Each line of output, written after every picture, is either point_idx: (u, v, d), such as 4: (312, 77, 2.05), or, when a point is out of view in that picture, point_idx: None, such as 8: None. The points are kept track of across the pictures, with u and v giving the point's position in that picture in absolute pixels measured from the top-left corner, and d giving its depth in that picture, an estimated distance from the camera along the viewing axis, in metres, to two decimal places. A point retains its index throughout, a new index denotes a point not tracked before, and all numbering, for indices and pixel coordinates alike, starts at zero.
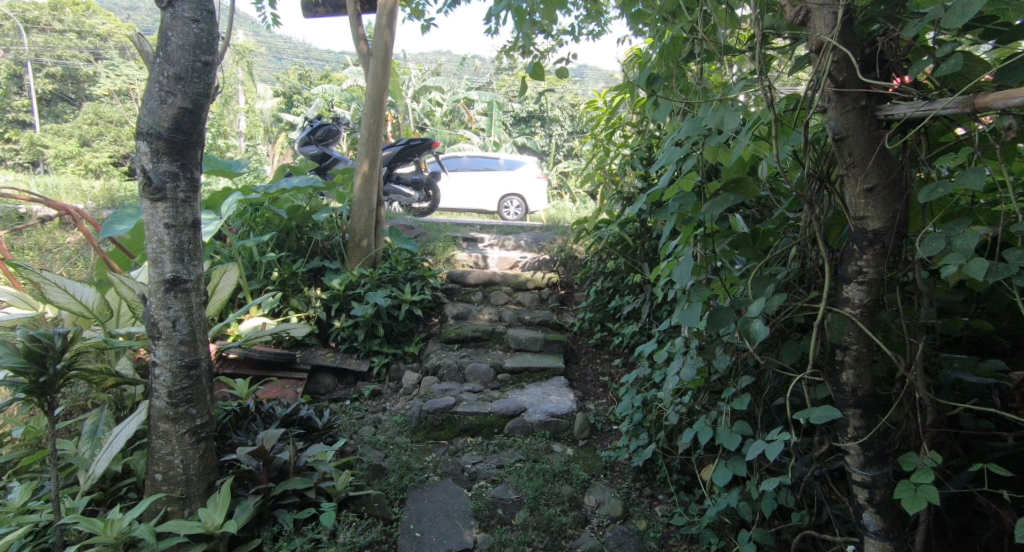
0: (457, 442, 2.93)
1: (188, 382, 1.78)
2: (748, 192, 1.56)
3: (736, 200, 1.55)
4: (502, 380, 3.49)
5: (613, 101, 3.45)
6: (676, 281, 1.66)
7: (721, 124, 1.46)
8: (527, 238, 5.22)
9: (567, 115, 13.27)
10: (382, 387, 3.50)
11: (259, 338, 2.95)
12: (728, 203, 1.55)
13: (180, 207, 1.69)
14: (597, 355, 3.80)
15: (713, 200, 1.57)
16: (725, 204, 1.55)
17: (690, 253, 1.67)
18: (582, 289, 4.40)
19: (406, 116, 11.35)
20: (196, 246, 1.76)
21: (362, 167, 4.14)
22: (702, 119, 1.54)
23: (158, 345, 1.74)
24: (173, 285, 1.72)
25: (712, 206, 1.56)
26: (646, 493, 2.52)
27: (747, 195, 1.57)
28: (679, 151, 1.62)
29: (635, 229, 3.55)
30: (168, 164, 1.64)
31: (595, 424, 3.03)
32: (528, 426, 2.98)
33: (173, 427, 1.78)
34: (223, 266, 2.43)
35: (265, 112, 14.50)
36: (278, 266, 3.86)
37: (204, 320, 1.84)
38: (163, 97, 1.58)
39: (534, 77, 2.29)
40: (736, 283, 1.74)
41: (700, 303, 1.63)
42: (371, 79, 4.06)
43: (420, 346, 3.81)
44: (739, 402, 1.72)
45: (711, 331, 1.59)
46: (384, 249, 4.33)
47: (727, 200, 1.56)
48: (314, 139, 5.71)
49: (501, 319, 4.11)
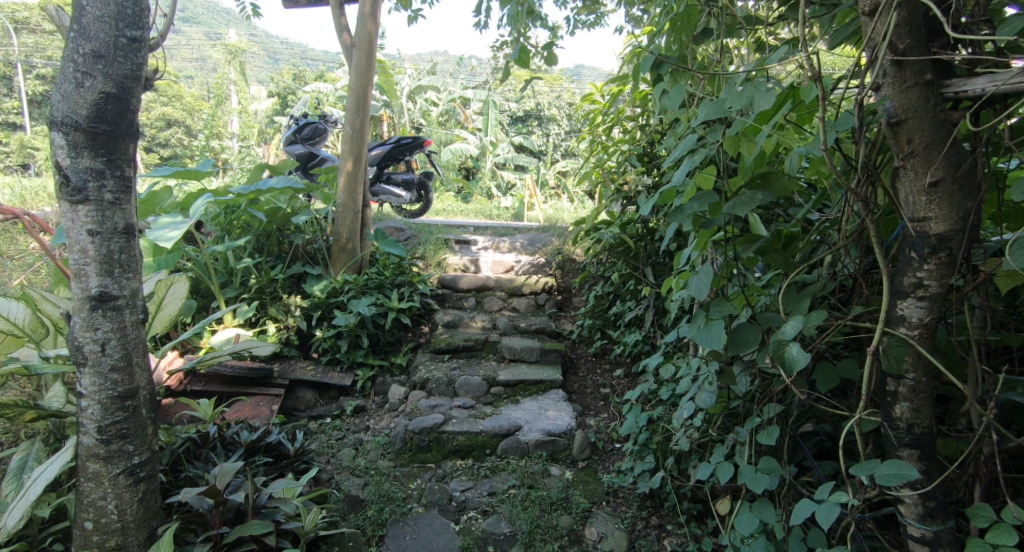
0: (445, 465, 2.68)
1: (125, 414, 1.54)
2: (780, 188, 1.32)
3: (766, 198, 1.31)
4: (495, 394, 3.24)
5: (612, 93, 3.20)
6: (693, 294, 1.41)
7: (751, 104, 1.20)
8: (522, 240, 4.96)
9: (565, 114, 13.05)
10: (366, 403, 3.25)
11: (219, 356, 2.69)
12: (758, 203, 1.31)
13: (107, 210, 1.43)
14: (596, 365, 3.57)
15: (742, 197, 1.33)
16: (753, 204, 1.31)
17: (708, 262, 1.43)
18: (580, 295, 4.17)
19: (402, 115, 11.09)
20: (130, 257, 1.50)
21: (346, 166, 3.88)
22: (724, 100, 1.28)
23: (84, 373, 1.49)
24: (100, 302, 1.46)
25: (737, 207, 1.32)
26: (653, 523, 2.26)
27: (778, 193, 1.33)
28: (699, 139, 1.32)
29: (637, 231, 3.30)
30: (90, 159, 1.38)
31: (596, 443, 2.79)
32: (522, 447, 2.73)
33: (105, 467, 1.53)
34: (169, 277, 2.14)
35: (260, 113, 14.25)
36: (255, 273, 3.60)
37: (143, 341, 1.59)
38: (79, 79, 1.33)
39: (517, 64, 2.09)
40: (759, 294, 1.50)
41: (723, 320, 1.37)
42: (354, 71, 3.79)
43: (408, 357, 3.55)
44: (766, 435, 1.44)
45: (738, 354, 1.34)
46: (370, 252, 4.07)
47: (754, 198, 1.32)
48: (300, 138, 5.44)
49: (494, 326, 3.86)
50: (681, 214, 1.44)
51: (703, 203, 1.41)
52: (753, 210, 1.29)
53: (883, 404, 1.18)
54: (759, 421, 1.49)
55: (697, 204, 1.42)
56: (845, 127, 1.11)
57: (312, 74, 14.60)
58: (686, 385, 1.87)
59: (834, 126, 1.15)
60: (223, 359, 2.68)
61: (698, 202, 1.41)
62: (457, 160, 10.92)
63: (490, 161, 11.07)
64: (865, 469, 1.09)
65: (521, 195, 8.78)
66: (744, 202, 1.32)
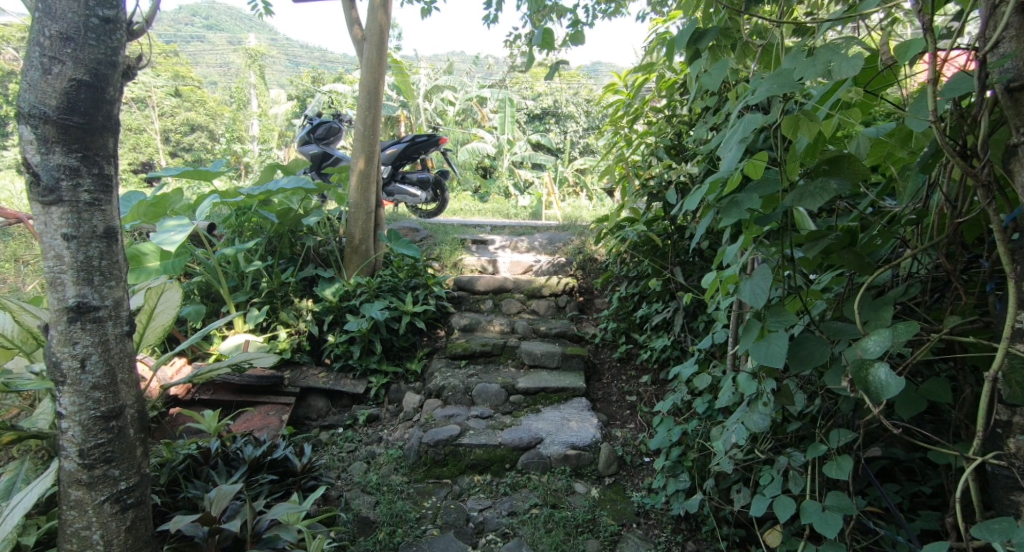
0: (462, 481, 2.52)
1: (108, 436, 1.39)
2: (856, 172, 1.11)
3: (841, 186, 1.10)
4: (515, 403, 3.06)
5: (636, 82, 3.01)
6: (749, 302, 1.20)
7: (828, 76, 0.95)
8: (541, 239, 4.78)
9: (582, 111, 12.83)
10: (380, 411, 3.11)
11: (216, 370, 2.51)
12: (831, 193, 1.10)
13: (83, 212, 1.29)
14: (621, 371, 3.38)
15: (811, 185, 1.13)
16: (825, 194, 1.10)
17: (765, 264, 1.23)
18: (603, 296, 3.98)
19: (418, 115, 11.00)
20: (111, 262, 1.36)
21: (358, 164, 3.73)
22: (786, 68, 1.03)
23: (62, 393, 1.35)
24: (79, 314, 1.32)
25: (805, 198, 1.11)
26: (689, 549, 2.08)
27: (853, 178, 1.13)
28: (756, 117, 1.10)
29: (664, 228, 3.10)
30: (63, 156, 1.24)
31: (623, 457, 2.63)
32: (544, 461, 2.57)
33: (88, 494, 1.40)
34: (161, 285, 2.06)
35: (279, 116, 14.33)
36: (266, 276, 3.46)
37: (129, 356, 1.45)
38: (47, 66, 1.20)
39: (540, 48, 1.88)
40: (817, 299, 1.30)
41: (785, 333, 1.17)
42: (366, 65, 3.64)
43: (423, 363, 3.39)
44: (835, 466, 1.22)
45: (805, 370, 1.14)
46: (384, 254, 3.92)
47: (826, 186, 1.11)
48: (314, 137, 5.32)
49: (513, 330, 3.69)
50: (735, 208, 1.23)
51: (761, 194, 1.20)
52: (826, 201, 1.09)
53: (991, 435, 1.00)
54: (823, 447, 1.28)
55: (752, 196, 1.21)
56: (961, 90, 0.93)
57: (329, 75, 14.59)
58: (728, 400, 1.69)
59: (940, 92, 0.96)
60: (223, 373, 2.54)
61: (755, 193, 1.20)
62: (474, 160, 10.78)
63: (507, 160, 10.89)
64: (992, 531, 0.92)
65: (538, 193, 8.56)
66: (813, 192, 1.11)
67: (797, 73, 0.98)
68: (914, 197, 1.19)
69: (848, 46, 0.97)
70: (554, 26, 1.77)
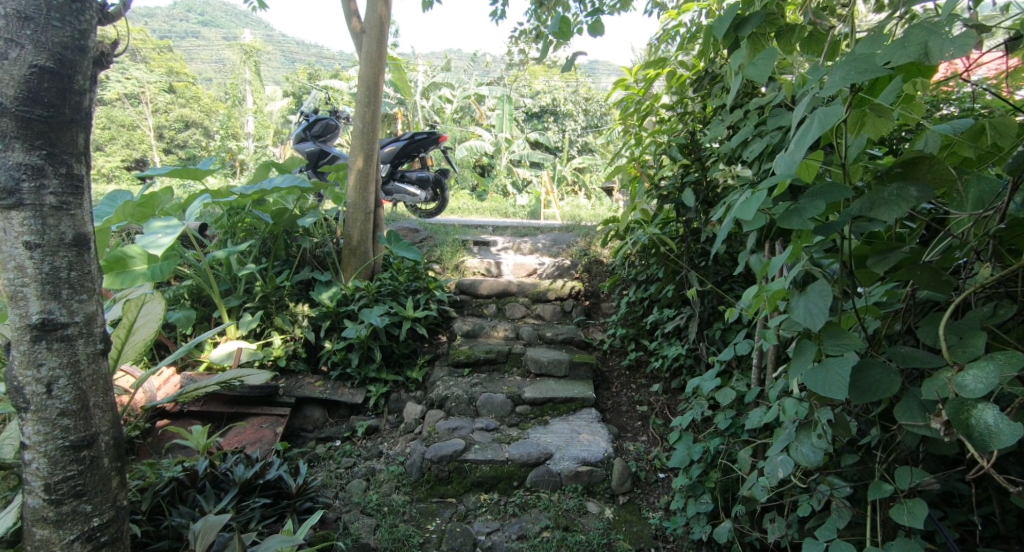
0: (467, 500, 2.38)
1: (79, 468, 1.24)
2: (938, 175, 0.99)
3: (922, 192, 0.97)
4: (521, 414, 2.92)
5: (648, 77, 2.86)
6: (806, 326, 1.05)
7: (923, 60, 0.81)
8: (545, 240, 4.63)
9: (581, 109, 12.67)
10: (380, 422, 2.96)
11: (203, 390, 2.33)
12: (911, 201, 0.97)
13: (47, 217, 1.14)
14: (631, 379, 3.23)
15: (886, 191, 1.00)
16: (903, 201, 0.97)
17: (825, 280, 1.06)
18: (609, 300, 3.83)
19: (416, 113, 10.83)
20: (82, 273, 1.20)
21: (356, 163, 3.58)
22: (863, 53, 0.89)
23: (25, 421, 1.20)
24: (44, 332, 1.17)
25: (879, 205, 0.98)
26: None
27: (931, 182, 1.01)
28: (835, 110, 0.92)
29: (678, 231, 2.95)
30: (24, 153, 1.09)
31: (638, 474, 2.50)
32: (555, 479, 2.44)
33: (55, 534, 1.24)
34: (141, 298, 1.90)
35: (274, 113, 14.12)
36: (259, 279, 3.29)
37: (103, 377, 1.29)
38: (3, 50, 1.06)
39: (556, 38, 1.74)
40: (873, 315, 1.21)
41: (847, 360, 1.02)
42: (365, 59, 3.49)
43: (424, 371, 3.24)
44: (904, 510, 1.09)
45: (870, 402, 1.00)
46: (384, 256, 3.76)
47: (903, 194, 0.98)
48: (310, 135, 5.16)
49: (518, 336, 3.54)
50: (796, 217, 1.07)
51: (825, 200, 1.05)
52: (906, 209, 0.96)
53: None
54: (890, 489, 1.14)
55: (815, 203, 1.06)
56: None
57: (326, 72, 14.39)
58: (757, 421, 1.73)
59: None
60: (209, 392, 2.35)
61: (819, 200, 1.05)
62: (472, 158, 10.61)
63: (506, 158, 10.73)
64: None
65: (537, 193, 8.40)
66: (890, 201, 0.98)
67: (884, 58, 0.84)
68: (985, 203, 1.07)
69: (949, 25, 0.83)
70: (575, 13, 1.61)
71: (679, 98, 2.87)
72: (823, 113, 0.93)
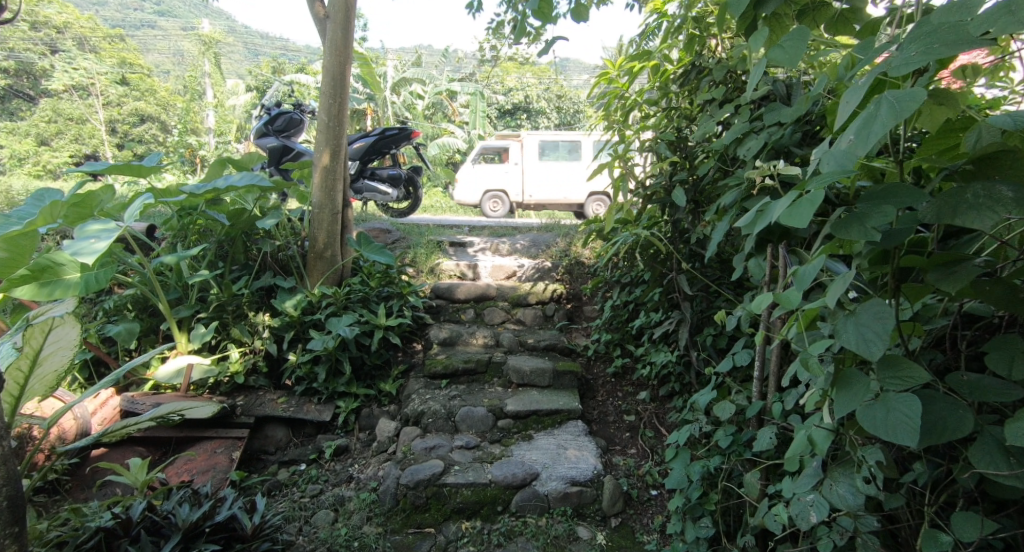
0: (447, 530, 2.17)
1: None
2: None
3: (1017, 195, 0.84)
4: (503, 429, 2.71)
5: (631, 71, 2.67)
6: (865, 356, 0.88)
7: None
8: (523, 241, 4.42)
9: (554, 106, 12.51)
10: (350, 442, 2.72)
11: (132, 426, 2.03)
12: (1005, 203, 0.84)
13: None
14: (617, 387, 3.05)
15: (969, 193, 0.87)
16: (998, 206, 0.84)
17: (881, 300, 0.92)
18: (593, 303, 3.65)
19: (386, 109, 10.49)
20: None
21: (322, 160, 3.31)
22: (951, 25, 0.75)
23: None
24: None
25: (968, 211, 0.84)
26: None
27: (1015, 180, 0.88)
28: (915, 92, 0.76)
29: (666, 232, 2.78)
30: None
31: (630, 492, 2.32)
32: (541, 501, 2.24)
33: None
34: (53, 319, 1.78)
35: (238, 108, 13.57)
36: (214, 287, 3.00)
37: None
38: None
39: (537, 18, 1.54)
40: (920, 334, 1.09)
41: (912, 397, 0.87)
42: (328, 48, 3.22)
43: (399, 383, 3.00)
44: None
45: (936, 443, 0.88)
46: (353, 259, 3.51)
47: (994, 195, 0.85)
48: (273, 129, 4.85)
49: (497, 343, 3.34)
50: (857, 226, 0.92)
51: (893, 207, 0.91)
52: (1001, 214, 0.83)
53: None
54: (947, 540, 1.00)
55: (881, 208, 0.91)
56: None
57: (291, 66, 13.93)
58: (765, 445, 1.62)
59: None
60: (143, 427, 2.07)
61: (889, 208, 0.90)
62: (445, 156, 10.34)
63: None
64: None
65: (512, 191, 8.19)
66: (977, 205, 0.85)
67: (982, 27, 0.71)
68: None
69: None
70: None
71: (664, 92, 2.68)
72: (893, 97, 0.77)
